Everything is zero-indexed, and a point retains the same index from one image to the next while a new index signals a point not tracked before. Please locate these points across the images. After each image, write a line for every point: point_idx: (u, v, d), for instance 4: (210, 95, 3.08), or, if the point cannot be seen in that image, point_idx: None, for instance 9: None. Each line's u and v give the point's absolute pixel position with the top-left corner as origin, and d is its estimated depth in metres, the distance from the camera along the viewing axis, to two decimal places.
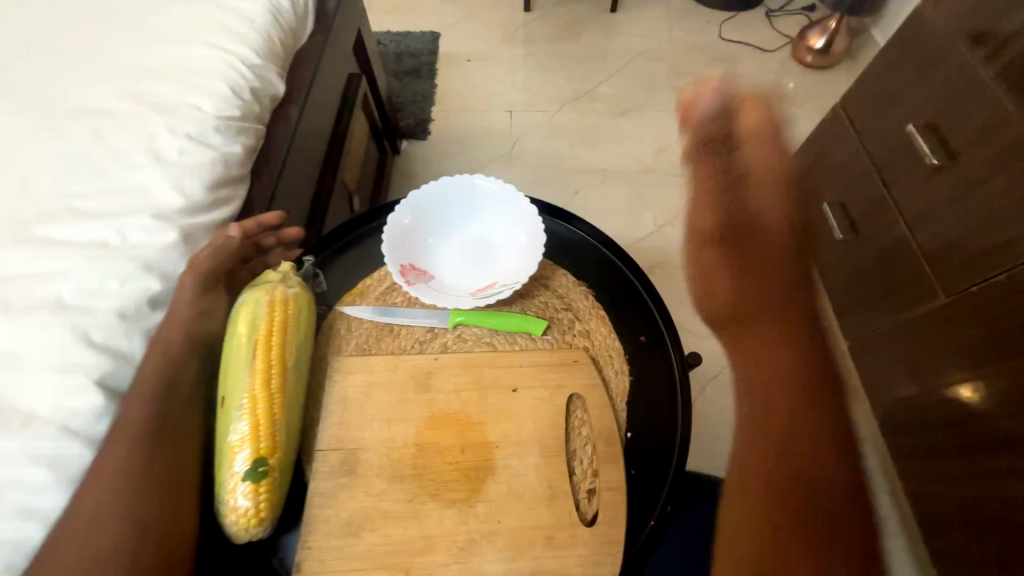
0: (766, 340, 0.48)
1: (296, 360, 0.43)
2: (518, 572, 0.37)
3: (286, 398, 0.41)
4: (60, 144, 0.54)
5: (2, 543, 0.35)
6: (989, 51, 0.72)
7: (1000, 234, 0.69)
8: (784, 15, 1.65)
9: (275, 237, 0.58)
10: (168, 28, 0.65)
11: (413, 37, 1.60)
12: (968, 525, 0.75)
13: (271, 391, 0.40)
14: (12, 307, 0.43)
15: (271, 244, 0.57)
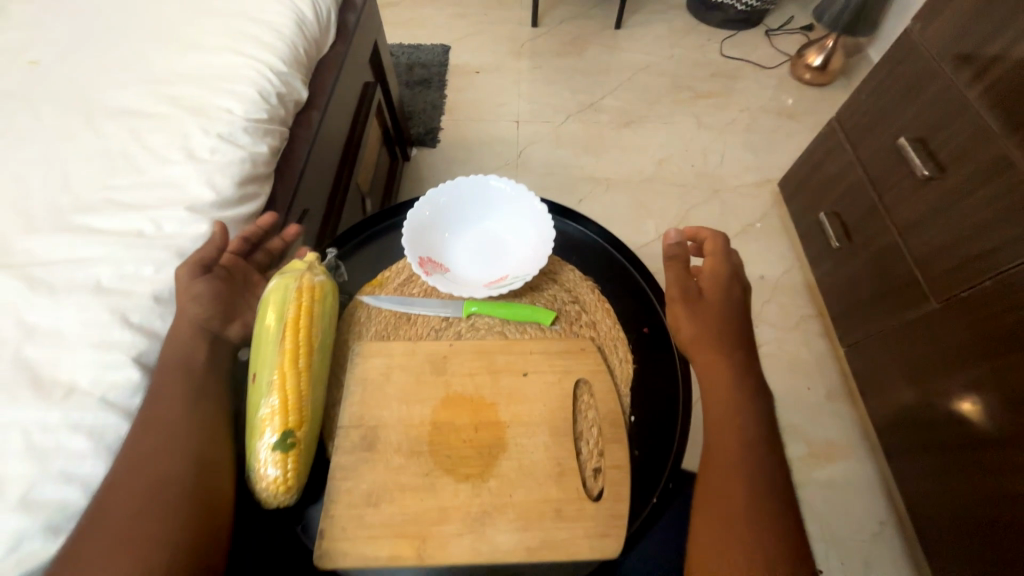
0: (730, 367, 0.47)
1: (321, 343, 0.46)
2: (528, 542, 0.39)
3: (313, 376, 0.44)
4: (98, 140, 0.58)
5: (43, 505, 0.37)
6: (974, 70, 0.76)
7: (989, 242, 0.72)
8: (784, 35, 1.71)
9: (279, 239, 0.60)
10: (202, 37, 0.69)
11: (424, 49, 1.66)
12: (961, 526, 0.77)
13: (298, 369, 0.43)
14: (52, 288, 0.46)
15: (276, 246, 0.59)
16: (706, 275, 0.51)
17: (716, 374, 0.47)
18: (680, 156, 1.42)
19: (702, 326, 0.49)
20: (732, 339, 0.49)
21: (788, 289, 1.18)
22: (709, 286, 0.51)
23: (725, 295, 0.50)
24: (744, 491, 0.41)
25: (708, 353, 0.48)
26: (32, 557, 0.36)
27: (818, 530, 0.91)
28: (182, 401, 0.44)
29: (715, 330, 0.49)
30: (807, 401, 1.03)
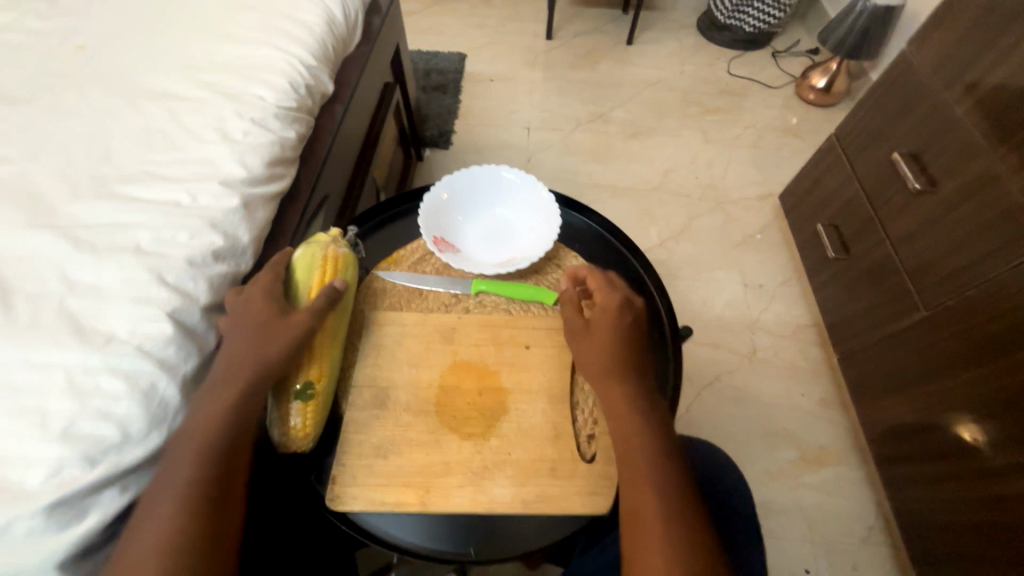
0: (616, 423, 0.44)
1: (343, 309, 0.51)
2: (525, 496, 0.42)
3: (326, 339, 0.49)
4: (140, 119, 0.62)
5: (83, 438, 0.40)
6: (963, 90, 0.80)
7: (976, 253, 0.76)
8: (789, 57, 1.77)
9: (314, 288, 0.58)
10: (238, 31, 0.74)
11: (442, 57, 1.72)
12: (945, 532, 0.79)
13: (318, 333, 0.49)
14: (97, 248, 0.49)
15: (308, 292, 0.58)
16: (598, 312, 0.49)
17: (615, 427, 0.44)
18: (686, 168, 1.46)
19: (595, 369, 0.46)
20: (632, 370, 0.46)
21: (786, 299, 1.21)
22: (598, 312, 0.49)
23: (615, 335, 0.47)
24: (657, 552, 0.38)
25: (608, 387, 0.45)
26: (70, 484, 0.39)
27: (807, 534, 0.93)
28: (232, 412, 0.43)
29: (613, 365, 0.46)
30: (801, 408, 1.05)
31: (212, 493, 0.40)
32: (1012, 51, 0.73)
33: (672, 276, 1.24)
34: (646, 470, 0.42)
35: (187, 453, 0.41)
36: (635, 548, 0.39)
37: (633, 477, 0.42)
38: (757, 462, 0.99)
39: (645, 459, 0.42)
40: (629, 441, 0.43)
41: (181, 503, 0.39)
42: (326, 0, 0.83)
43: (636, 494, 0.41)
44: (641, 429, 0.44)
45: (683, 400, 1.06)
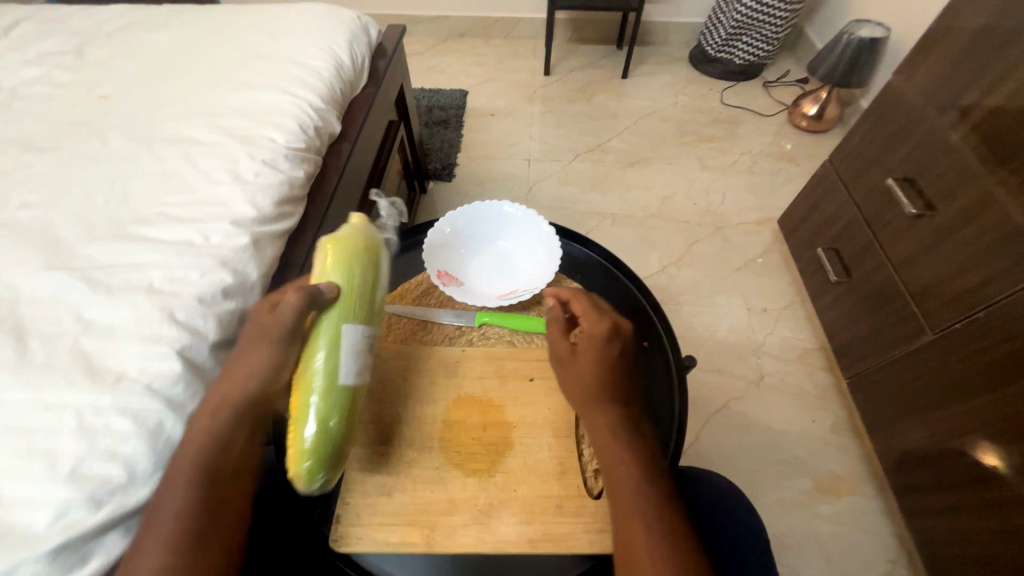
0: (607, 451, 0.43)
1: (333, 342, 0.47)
2: (532, 535, 0.42)
3: (318, 366, 0.45)
4: (157, 163, 0.64)
5: (91, 479, 0.40)
6: (953, 119, 0.83)
7: (980, 275, 0.76)
8: (781, 86, 1.83)
9: None
10: (253, 79, 0.78)
11: (444, 93, 1.79)
12: (971, 566, 0.76)
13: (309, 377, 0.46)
14: (111, 288, 0.51)
15: None
16: (584, 338, 0.49)
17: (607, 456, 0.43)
18: (683, 194, 1.49)
19: (581, 394, 0.46)
20: (617, 396, 0.46)
21: (790, 323, 1.20)
22: (584, 336, 0.49)
23: (601, 360, 0.47)
24: None
25: (594, 413, 0.45)
26: (74, 527, 0.39)
27: (826, 568, 0.89)
28: (217, 440, 0.43)
29: (600, 391, 0.46)
30: (811, 434, 1.03)
31: (202, 521, 0.40)
32: (1000, 80, 0.75)
33: (675, 302, 1.25)
34: (637, 500, 0.41)
35: (209, 487, 0.41)
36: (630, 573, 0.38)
37: (624, 507, 0.41)
38: (769, 492, 0.97)
39: (635, 486, 0.41)
40: (619, 468, 0.42)
41: (171, 536, 0.39)
42: (335, 47, 0.88)
43: (628, 524, 0.40)
44: (627, 455, 0.43)
45: (690, 427, 1.05)
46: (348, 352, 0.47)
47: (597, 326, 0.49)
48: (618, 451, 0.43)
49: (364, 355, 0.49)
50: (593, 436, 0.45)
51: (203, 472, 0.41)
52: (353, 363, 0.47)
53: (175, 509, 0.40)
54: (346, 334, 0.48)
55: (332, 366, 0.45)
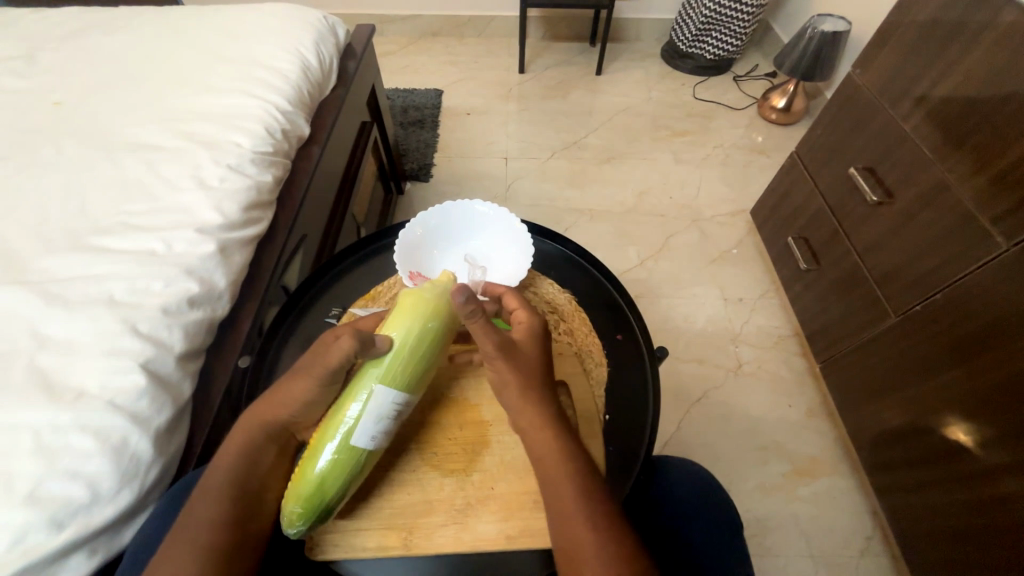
0: (545, 442, 0.46)
1: (369, 399, 0.46)
2: (511, 529, 0.47)
3: (347, 419, 0.45)
4: (116, 171, 0.62)
5: (51, 501, 0.39)
6: (907, 109, 0.86)
7: (938, 258, 0.79)
8: (750, 80, 1.87)
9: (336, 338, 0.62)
10: (216, 82, 0.76)
11: (419, 93, 1.78)
12: (938, 538, 0.79)
13: (336, 423, 0.46)
14: (68, 301, 0.49)
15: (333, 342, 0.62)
16: (521, 331, 0.51)
17: (545, 447, 0.46)
18: (659, 188, 1.51)
19: (518, 382, 0.48)
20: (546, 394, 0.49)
21: (765, 311, 1.23)
22: (521, 329, 0.51)
23: (535, 353, 0.50)
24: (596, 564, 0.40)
25: (526, 415, 0.47)
26: (33, 550, 0.37)
27: (806, 549, 0.92)
28: (244, 461, 0.46)
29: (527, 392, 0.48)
30: (787, 419, 1.06)
31: (231, 538, 0.42)
32: (948, 70, 0.78)
33: (654, 295, 1.26)
34: (573, 497, 0.43)
35: (205, 495, 0.43)
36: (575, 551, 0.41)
37: (562, 505, 0.43)
38: (750, 477, 0.99)
39: (571, 484, 0.44)
40: (553, 468, 0.45)
41: (199, 552, 0.40)
42: (301, 48, 0.86)
43: (567, 520, 0.42)
44: (560, 454, 0.45)
45: (672, 418, 1.06)
46: (370, 416, 0.46)
47: (529, 321, 0.52)
48: (552, 442, 0.46)
49: (392, 418, 0.48)
50: (527, 439, 0.47)
51: (228, 490, 0.44)
52: (376, 428, 0.46)
53: (207, 524, 0.42)
54: (375, 397, 0.46)
55: (350, 429, 0.45)
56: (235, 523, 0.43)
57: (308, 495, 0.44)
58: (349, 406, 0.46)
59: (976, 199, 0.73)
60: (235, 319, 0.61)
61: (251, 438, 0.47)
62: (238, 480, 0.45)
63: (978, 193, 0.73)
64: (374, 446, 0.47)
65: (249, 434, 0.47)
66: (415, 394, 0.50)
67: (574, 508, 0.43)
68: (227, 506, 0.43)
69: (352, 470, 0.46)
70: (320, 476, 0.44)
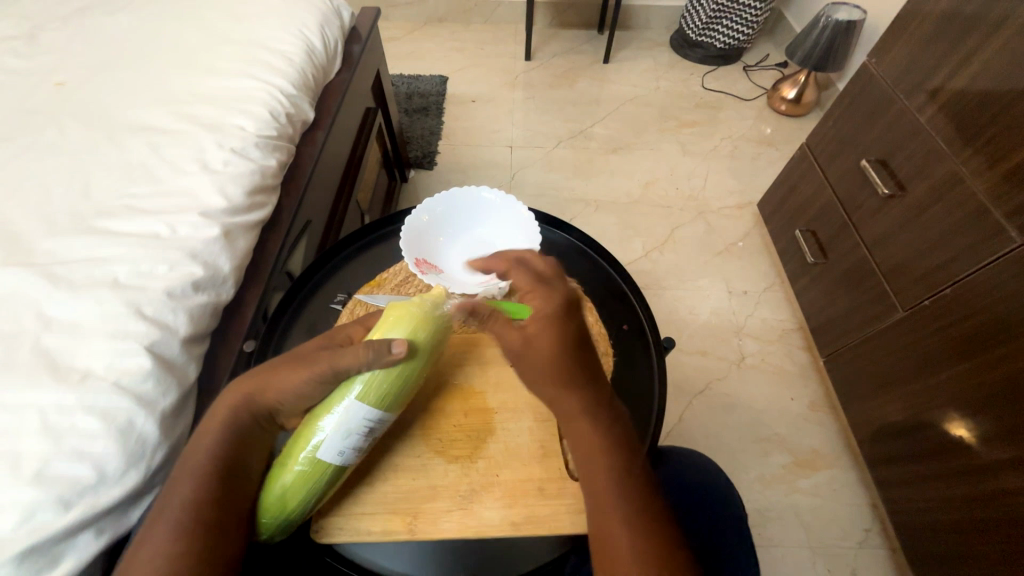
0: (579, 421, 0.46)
1: (341, 415, 0.45)
2: (514, 516, 0.48)
3: (316, 431, 0.44)
4: (119, 153, 0.61)
5: (57, 480, 0.39)
6: (921, 101, 0.84)
7: (947, 252, 0.78)
8: (760, 70, 1.84)
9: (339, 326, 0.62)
10: (220, 64, 0.75)
11: (424, 80, 1.75)
12: (938, 531, 0.79)
13: (307, 432, 0.45)
14: (74, 283, 0.49)
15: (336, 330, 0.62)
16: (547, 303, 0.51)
17: (576, 425, 0.46)
18: (666, 179, 1.49)
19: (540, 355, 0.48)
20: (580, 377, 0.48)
21: (771, 304, 1.22)
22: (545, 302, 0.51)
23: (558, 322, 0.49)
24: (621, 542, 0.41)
25: (562, 409, 0.47)
26: (40, 530, 0.38)
27: (806, 540, 0.92)
28: (225, 442, 0.45)
29: (562, 384, 0.47)
30: (790, 412, 1.06)
31: (210, 519, 0.41)
32: (964, 62, 0.76)
33: (658, 287, 1.26)
34: (608, 498, 0.43)
35: (192, 475, 0.42)
36: (602, 528, 0.42)
37: (597, 489, 0.43)
38: (752, 469, 0.99)
39: (606, 485, 0.43)
40: (596, 458, 0.44)
41: (176, 533, 0.40)
42: (306, 30, 0.85)
43: (601, 524, 0.42)
44: (593, 436, 0.45)
45: (675, 409, 1.06)
46: (339, 431, 0.44)
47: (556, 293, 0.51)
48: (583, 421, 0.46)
49: (363, 435, 0.46)
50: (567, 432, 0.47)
51: (208, 470, 0.43)
52: (344, 444, 0.45)
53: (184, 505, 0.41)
54: (346, 411, 0.44)
55: (318, 440, 0.44)
56: (215, 503, 0.42)
57: (277, 501, 0.44)
58: (322, 417, 0.45)
59: (990, 194, 0.72)
60: (239, 305, 0.61)
61: (225, 418, 0.46)
62: (216, 461, 0.44)
63: (992, 187, 0.72)
64: (341, 462, 0.45)
65: (223, 414, 0.46)
66: (391, 412, 0.48)
67: (608, 511, 0.42)
68: (209, 486, 0.42)
69: (321, 482, 0.45)
70: (287, 485, 0.44)
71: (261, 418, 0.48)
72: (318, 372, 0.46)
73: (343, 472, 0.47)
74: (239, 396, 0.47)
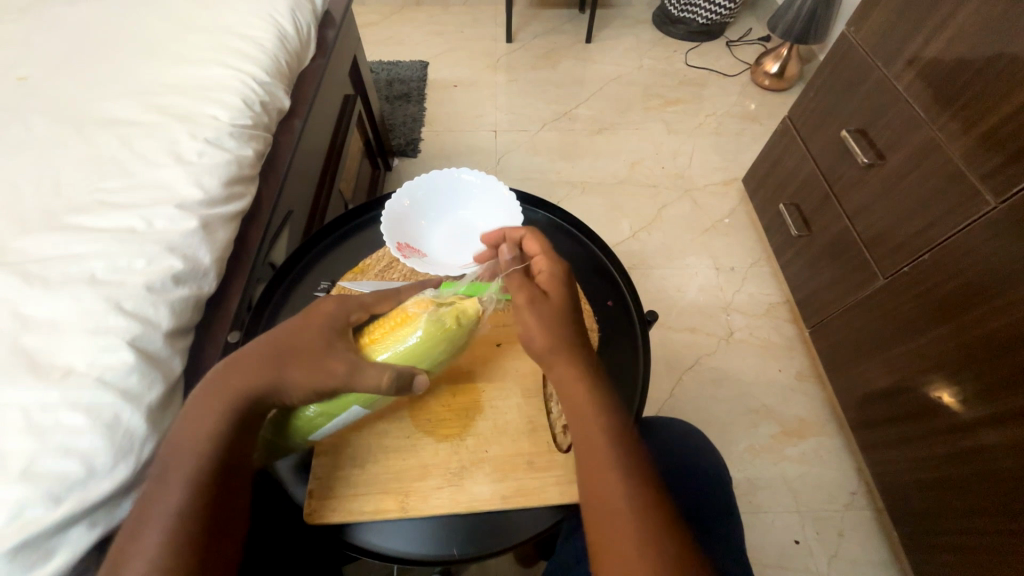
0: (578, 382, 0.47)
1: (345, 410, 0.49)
2: (504, 490, 0.49)
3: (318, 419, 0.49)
4: (88, 148, 0.60)
5: (45, 477, 0.39)
6: (899, 68, 0.84)
7: (925, 219, 0.79)
8: (743, 45, 1.83)
9: None
10: (188, 53, 0.73)
11: (404, 66, 1.72)
12: (919, 489, 0.82)
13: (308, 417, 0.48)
14: (49, 281, 0.48)
15: None
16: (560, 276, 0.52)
17: (574, 383, 0.46)
18: (651, 159, 1.49)
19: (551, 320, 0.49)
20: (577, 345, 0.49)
21: (757, 279, 1.24)
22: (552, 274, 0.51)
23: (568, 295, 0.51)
24: (622, 498, 0.41)
25: (562, 370, 0.47)
26: (31, 525, 0.38)
27: (793, 505, 0.95)
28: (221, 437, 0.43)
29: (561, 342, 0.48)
30: (777, 382, 1.09)
31: (204, 524, 0.40)
32: (940, 28, 0.76)
33: (646, 266, 1.26)
34: (608, 458, 0.43)
35: (189, 469, 0.41)
36: (598, 484, 0.42)
37: (593, 448, 0.44)
38: (741, 440, 1.02)
39: (607, 445, 0.43)
40: (594, 418, 0.45)
41: (169, 541, 0.38)
42: (277, 16, 0.83)
43: (602, 481, 0.42)
44: (591, 396, 0.46)
45: (665, 385, 1.08)
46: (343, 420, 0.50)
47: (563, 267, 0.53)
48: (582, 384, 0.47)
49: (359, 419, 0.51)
50: (562, 395, 0.47)
51: (201, 476, 0.41)
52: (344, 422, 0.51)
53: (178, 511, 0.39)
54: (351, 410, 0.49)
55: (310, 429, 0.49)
56: (210, 508, 0.40)
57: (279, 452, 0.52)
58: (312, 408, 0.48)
59: (967, 158, 0.72)
60: (221, 298, 0.60)
61: (217, 418, 0.43)
62: (209, 466, 0.42)
63: (968, 151, 0.72)
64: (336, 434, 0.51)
65: (213, 416, 0.43)
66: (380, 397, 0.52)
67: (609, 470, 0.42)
68: (203, 488, 0.41)
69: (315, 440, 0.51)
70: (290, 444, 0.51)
71: (253, 416, 0.45)
72: (326, 381, 0.46)
73: (332, 445, 0.51)
74: (232, 395, 0.44)
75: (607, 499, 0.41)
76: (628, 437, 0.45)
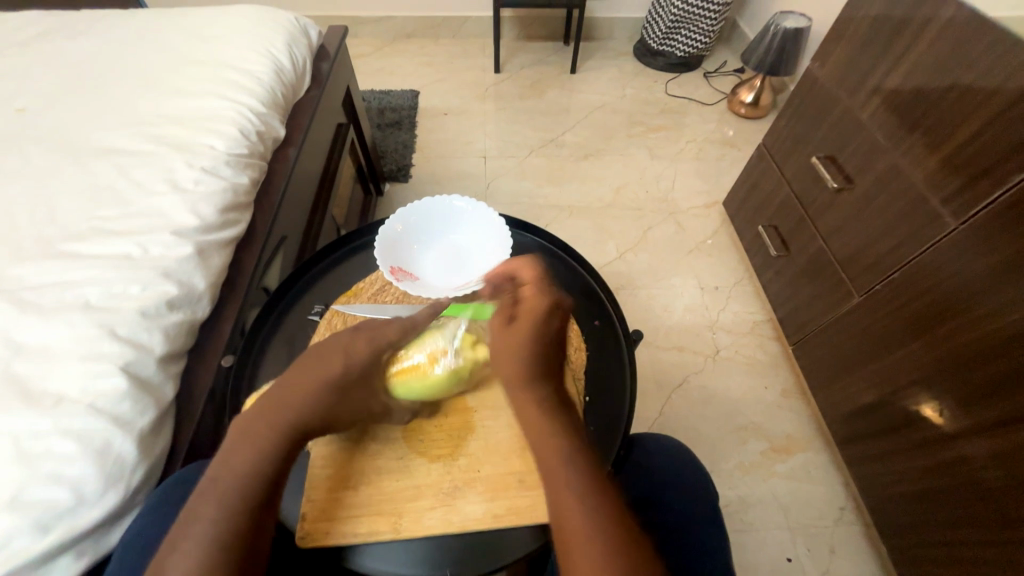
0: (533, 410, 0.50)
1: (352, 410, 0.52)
2: (496, 508, 0.49)
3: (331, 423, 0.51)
4: (85, 177, 0.61)
5: (34, 505, 0.39)
6: (863, 99, 0.90)
7: (895, 239, 0.83)
8: (720, 76, 1.93)
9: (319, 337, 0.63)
10: (186, 84, 0.75)
11: (395, 95, 1.77)
12: (904, 502, 0.84)
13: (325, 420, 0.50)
14: (43, 308, 0.48)
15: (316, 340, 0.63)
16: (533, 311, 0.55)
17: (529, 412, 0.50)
18: (635, 184, 1.54)
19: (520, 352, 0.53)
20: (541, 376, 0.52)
21: (741, 298, 1.28)
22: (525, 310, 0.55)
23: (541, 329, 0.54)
24: (580, 516, 0.42)
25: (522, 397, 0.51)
26: (18, 556, 0.37)
27: (785, 522, 0.96)
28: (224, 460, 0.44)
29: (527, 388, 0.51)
30: (764, 400, 1.11)
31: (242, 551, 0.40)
32: (897, 63, 0.83)
33: (633, 286, 1.30)
34: (566, 492, 0.44)
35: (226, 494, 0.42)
36: (557, 504, 0.44)
37: (550, 470, 0.46)
38: (730, 457, 1.03)
39: (561, 466, 0.45)
40: (551, 441, 0.47)
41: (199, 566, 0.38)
42: (274, 51, 0.86)
43: (572, 551, 0.41)
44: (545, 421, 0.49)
45: (655, 404, 1.09)
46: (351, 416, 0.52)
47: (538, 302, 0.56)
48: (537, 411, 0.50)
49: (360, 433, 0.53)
50: (530, 440, 0.49)
51: (204, 501, 0.41)
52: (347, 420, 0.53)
53: (189, 541, 0.39)
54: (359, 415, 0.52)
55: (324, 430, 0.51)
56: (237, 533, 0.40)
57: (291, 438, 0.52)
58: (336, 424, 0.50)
59: (930, 182, 0.77)
60: (214, 323, 0.61)
61: (261, 444, 0.45)
62: (215, 490, 0.42)
63: (932, 174, 0.77)
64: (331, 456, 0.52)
65: (255, 441, 0.45)
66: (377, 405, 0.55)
67: (572, 518, 0.42)
68: (207, 516, 0.40)
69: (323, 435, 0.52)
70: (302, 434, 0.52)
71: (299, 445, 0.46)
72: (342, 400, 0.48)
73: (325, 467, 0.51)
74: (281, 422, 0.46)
75: (565, 516, 0.42)
76: (583, 456, 0.46)
